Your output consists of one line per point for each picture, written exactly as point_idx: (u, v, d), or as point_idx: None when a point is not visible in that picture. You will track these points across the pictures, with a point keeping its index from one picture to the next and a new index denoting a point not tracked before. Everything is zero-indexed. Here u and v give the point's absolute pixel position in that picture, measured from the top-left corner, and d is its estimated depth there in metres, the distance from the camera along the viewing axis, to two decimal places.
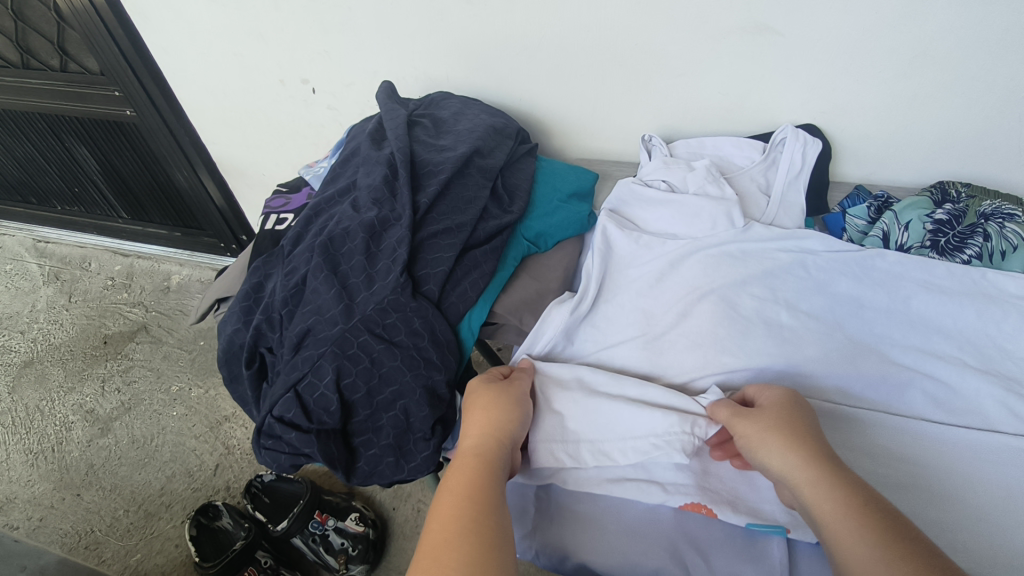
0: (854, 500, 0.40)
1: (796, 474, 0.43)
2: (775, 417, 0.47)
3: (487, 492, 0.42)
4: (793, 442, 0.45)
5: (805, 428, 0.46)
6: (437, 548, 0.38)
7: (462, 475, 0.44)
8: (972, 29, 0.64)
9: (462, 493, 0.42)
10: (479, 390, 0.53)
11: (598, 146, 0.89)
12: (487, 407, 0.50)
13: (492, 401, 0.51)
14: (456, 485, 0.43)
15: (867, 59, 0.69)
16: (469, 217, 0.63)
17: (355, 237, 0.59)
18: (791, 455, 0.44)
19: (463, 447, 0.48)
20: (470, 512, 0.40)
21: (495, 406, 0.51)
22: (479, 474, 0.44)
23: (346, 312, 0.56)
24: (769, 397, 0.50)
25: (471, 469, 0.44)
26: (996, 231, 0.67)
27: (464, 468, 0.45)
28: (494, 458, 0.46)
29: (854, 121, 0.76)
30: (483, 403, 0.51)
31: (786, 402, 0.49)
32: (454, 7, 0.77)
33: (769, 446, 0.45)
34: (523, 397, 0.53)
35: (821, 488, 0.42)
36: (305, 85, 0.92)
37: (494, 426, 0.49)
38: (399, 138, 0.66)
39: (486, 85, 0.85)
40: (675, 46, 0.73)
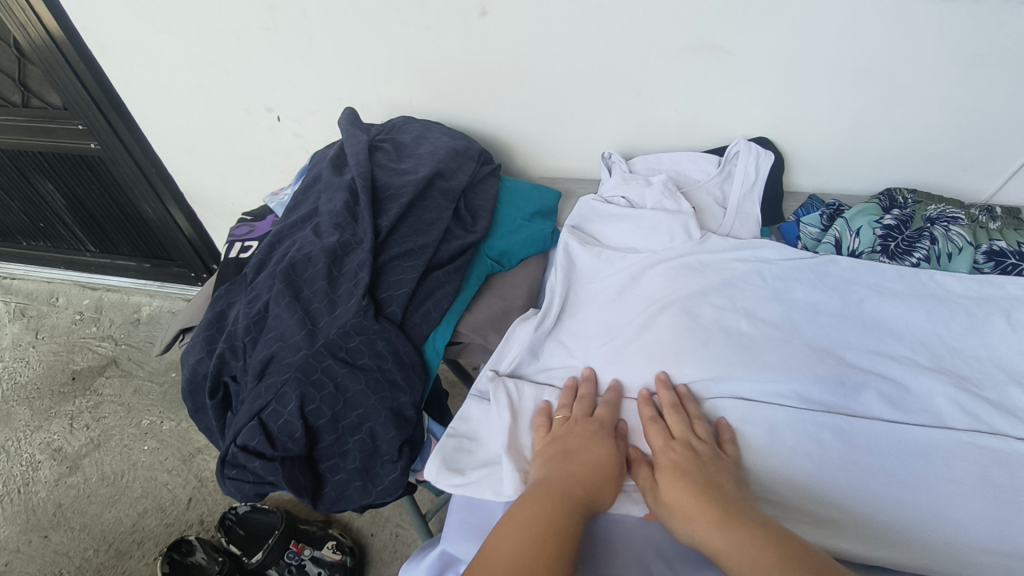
0: (755, 550, 0.40)
1: (707, 546, 0.43)
2: (677, 492, 0.48)
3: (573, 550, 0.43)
4: (694, 518, 0.45)
5: (698, 493, 0.47)
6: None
7: (556, 518, 0.44)
8: (905, 42, 0.67)
9: (556, 541, 0.42)
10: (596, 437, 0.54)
11: (561, 165, 0.90)
12: (602, 466, 0.51)
13: (608, 462, 0.51)
14: (546, 527, 0.43)
15: (811, 74, 0.72)
16: (431, 238, 0.64)
17: (316, 262, 0.59)
18: (699, 527, 0.45)
19: (565, 487, 0.48)
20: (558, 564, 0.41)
21: (609, 468, 0.51)
22: (572, 527, 0.44)
23: (309, 337, 0.56)
24: (664, 463, 0.51)
25: (567, 518, 0.45)
26: (942, 234, 0.70)
27: (559, 513, 0.45)
28: (587, 515, 0.46)
29: (804, 134, 0.79)
30: (599, 457, 0.51)
31: (676, 467, 0.50)
32: (412, 34, 0.78)
33: (683, 525, 0.46)
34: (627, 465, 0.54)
35: (728, 554, 0.42)
36: (270, 113, 0.93)
37: (602, 486, 0.49)
38: (359, 163, 0.67)
39: (448, 109, 0.87)
40: (629, 66, 0.76)
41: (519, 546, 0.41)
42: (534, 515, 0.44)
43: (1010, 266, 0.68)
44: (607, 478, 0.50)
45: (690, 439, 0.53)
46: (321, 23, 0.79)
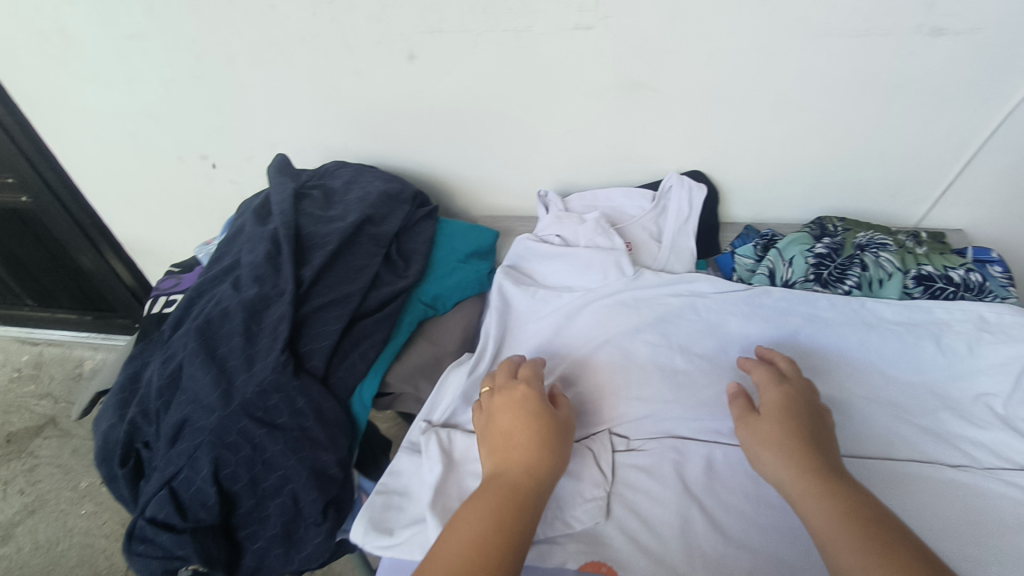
0: (842, 512, 0.43)
1: (793, 486, 0.46)
2: (779, 428, 0.49)
3: (518, 549, 0.42)
4: (787, 456, 0.47)
5: (803, 436, 0.48)
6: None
7: (498, 521, 0.43)
8: (823, 75, 0.68)
9: (498, 548, 0.41)
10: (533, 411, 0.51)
11: (501, 203, 0.90)
12: (539, 439, 0.49)
13: (544, 433, 0.50)
14: (486, 532, 0.42)
15: (737, 108, 0.73)
16: (357, 286, 0.62)
17: (234, 317, 0.57)
18: (790, 470, 0.47)
19: (507, 479, 0.47)
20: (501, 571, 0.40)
21: (549, 443, 0.49)
22: (519, 525, 0.43)
23: (223, 397, 0.53)
24: (769, 398, 0.52)
25: (509, 517, 0.44)
26: (872, 260, 0.71)
27: (502, 513, 0.44)
28: (531, 503, 0.45)
29: (735, 166, 0.79)
30: (536, 428, 0.50)
31: (782, 403, 0.51)
32: (341, 78, 0.77)
33: (769, 458, 0.48)
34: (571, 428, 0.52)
35: (812, 501, 0.44)
36: (205, 161, 0.91)
37: (543, 462, 0.48)
38: (284, 211, 0.65)
39: (384, 152, 0.86)
40: (560, 105, 0.76)
41: (460, 558, 0.40)
42: (474, 519, 0.43)
43: (938, 290, 0.68)
44: (548, 448, 0.49)
45: (798, 382, 0.54)
46: (249, 70, 0.78)
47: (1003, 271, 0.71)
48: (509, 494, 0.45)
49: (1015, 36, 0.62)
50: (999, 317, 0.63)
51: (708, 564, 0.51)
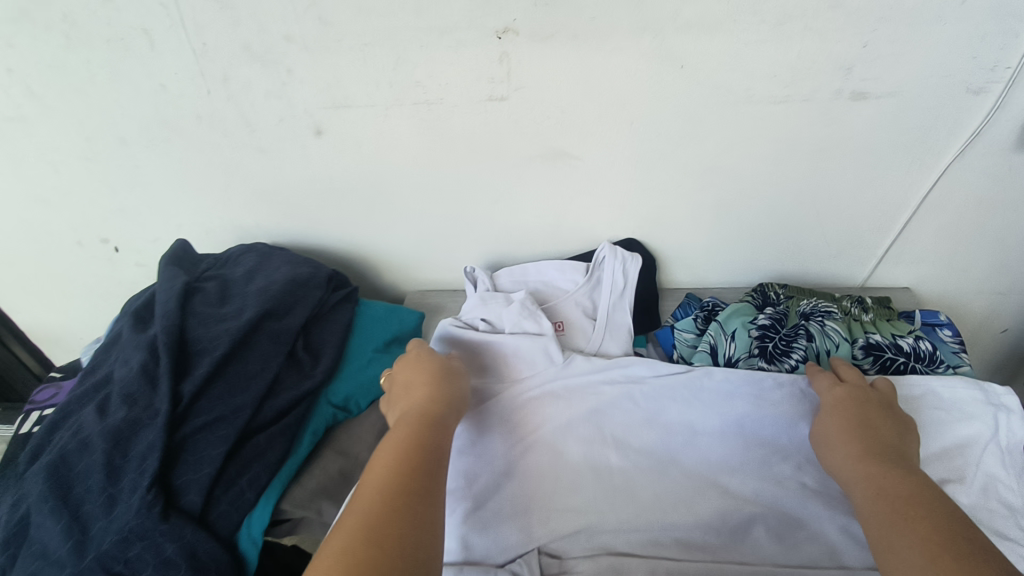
0: (874, 487, 0.44)
1: (842, 474, 0.49)
2: (832, 428, 0.53)
3: (439, 460, 0.44)
4: (837, 450, 0.50)
5: (853, 429, 0.51)
6: (389, 507, 0.38)
7: (418, 438, 0.45)
8: (751, 140, 0.65)
9: (405, 449, 0.43)
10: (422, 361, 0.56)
11: (431, 276, 0.85)
12: (430, 377, 0.53)
13: (434, 372, 0.54)
14: (409, 446, 0.44)
15: (666, 174, 0.69)
16: (250, 396, 0.55)
17: (95, 450, 0.49)
18: (841, 462, 0.49)
19: (419, 410, 0.49)
20: (431, 477, 0.41)
21: (442, 380, 0.53)
22: (426, 434, 0.46)
23: (75, 551, 0.46)
24: (830, 400, 0.56)
25: (426, 433, 0.46)
26: (818, 330, 0.66)
27: (421, 433, 0.45)
28: (445, 425, 0.48)
29: (670, 232, 0.76)
30: (436, 375, 0.54)
31: (839, 405, 0.54)
32: (245, 156, 0.71)
33: (829, 454, 0.51)
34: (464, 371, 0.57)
35: (854, 484, 0.47)
36: (107, 245, 0.83)
37: (448, 397, 0.51)
38: (166, 314, 0.58)
39: (300, 229, 0.80)
40: (481, 177, 0.71)
41: (391, 471, 0.41)
42: (396, 440, 0.44)
43: (888, 361, 0.64)
44: (453, 391, 0.53)
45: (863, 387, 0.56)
46: (144, 151, 0.72)
47: (953, 334, 0.67)
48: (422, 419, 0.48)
49: (942, 98, 0.60)
50: (952, 393, 0.59)
51: None
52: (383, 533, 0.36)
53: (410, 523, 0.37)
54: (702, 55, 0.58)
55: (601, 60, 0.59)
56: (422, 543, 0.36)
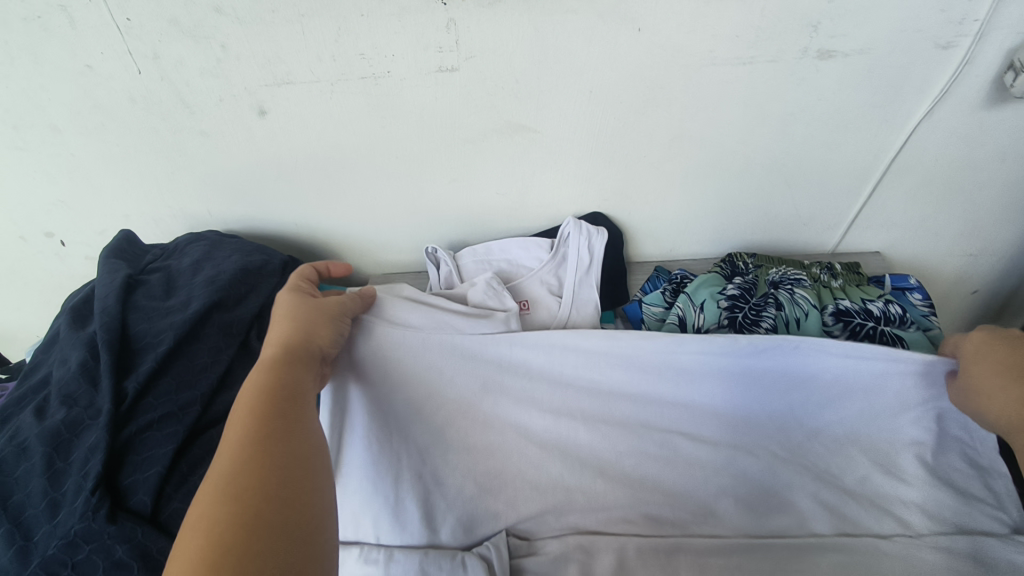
0: None
1: (1008, 421, 0.45)
2: (990, 374, 0.48)
3: (297, 405, 0.40)
4: (997, 398, 0.46)
5: (1015, 370, 0.46)
6: (239, 470, 0.33)
7: (267, 386, 0.40)
8: (715, 104, 0.63)
9: (264, 390, 0.40)
10: (285, 301, 0.51)
11: (395, 259, 0.82)
12: (289, 314, 0.49)
13: (292, 309, 0.49)
14: (257, 397, 0.39)
15: (630, 145, 0.67)
16: (200, 391, 0.53)
17: (33, 454, 0.47)
18: (1008, 409, 0.45)
19: (278, 347, 0.45)
20: (288, 418, 0.38)
21: (302, 313, 0.49)
22: (289, 372, 0.42)
23: (18, 557, 0.44)
24: (971, 347, 0.51)
25: (285, 369, 0.42)
26: (787, 298, 0.65)
27: (270, 379, 0.41)
28: (301, 366, 0.44)
29: (636, 205, 0.74)
30: (287, 311, 0.49)
31: (992, 346, 0.49)
32: (189, 140, 0.68)
33: (987, 402, 0.47)
34: (333, 306, 0.52)
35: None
36: (51, 238, 0.79)
37: (301, 333, 0.47)
38: (105, 310, 0.55)
39: (254, 216, 0.77)
40: (437, 154, 0.68)
41: (246, 416, 0.37)
42: (255, 383, 0.41)
43: (858, 326, 0.63)
44: (310, 324, 0.48)
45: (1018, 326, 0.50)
46: (79, 138, 0.68)
47: (923, 298, 0.66)
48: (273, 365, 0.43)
49: (910, 54, 0.58)
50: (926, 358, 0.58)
51: None
52: (240, 486, 0.32)
53: (270, 472, 0.34)
54: (660, 16, 0.55)
55: (554, 26, 0.56)
56: (287, 480, 0.34)
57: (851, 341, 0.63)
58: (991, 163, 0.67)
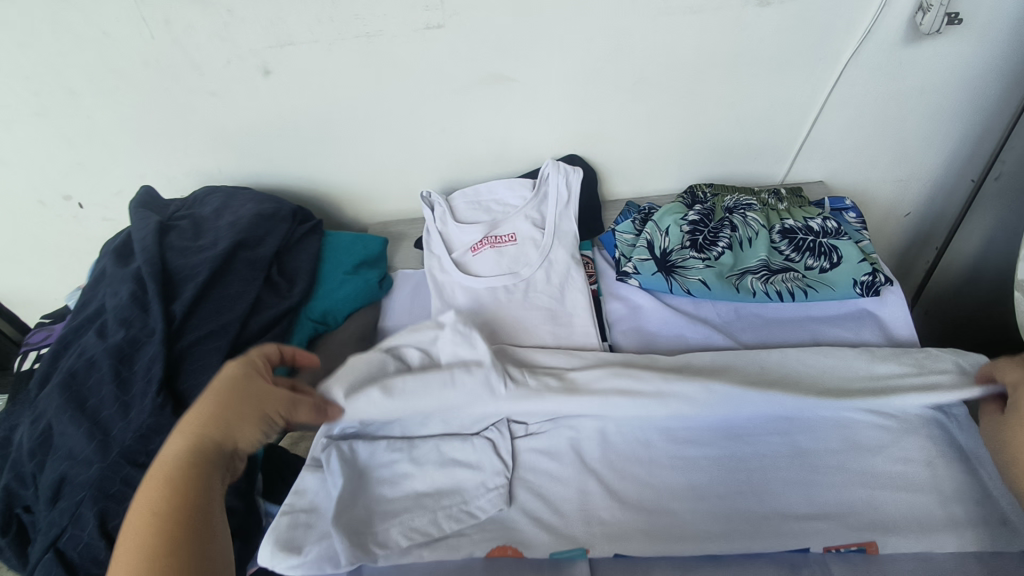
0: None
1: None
2: None
3: (194, 532, 0.38)
4: None
5: None
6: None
7: (164, 505, 0.38)
8: (672, 50, 0.71)
9: (163, 514, 0.38)
10: (219, 385, 0.45)
11: (391, 208, 0.90)
12: (216, 405, 0.43)
13: (222, 399, 0.44)
14: (150, 525, 0.37)
15: (598, 91, 0.75)
16: (236, 314, 0.61)
17: (102, 366, 0.55)
18: None
19: (190, 447, 0.41)
20: (181, 550, 0.37)
21: (229, 405, 0.44)
22: (194, 489, 0.39)
23: (101, 449, 0.53)
24: None
25: (190, 485, 0.39)
26: (740, 220, 0.76)
27: (162, 500, 0.38)
28: (209, 471, 0.41)
29: (607, 146, 0.82)
30: (216, 394, 0.44)
31: None
32: (199, 100, 0.74)
33: None
34: (272, 394, 0.45)
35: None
36: (69, 201, 0.86)
37: (218, 430, 0.42)
38: (146, 249, 0.63)
39: (260, 172, 0.84)
40: (427, 105, 0.76)
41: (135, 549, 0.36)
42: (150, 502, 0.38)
43: (801, 240, 0.74)
44: (236, 414, 0.43)
45: None
46: (95, 102, 0.74)
47: (857, 216, 0.77)
48: (176, 473, 0.40)
49: None
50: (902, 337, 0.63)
51: (606, 531, 0.54)
52: None
53: None
54: None
55: None
56: None
57: (795, 253, 0.73)
58: (912, 95, 0.77)
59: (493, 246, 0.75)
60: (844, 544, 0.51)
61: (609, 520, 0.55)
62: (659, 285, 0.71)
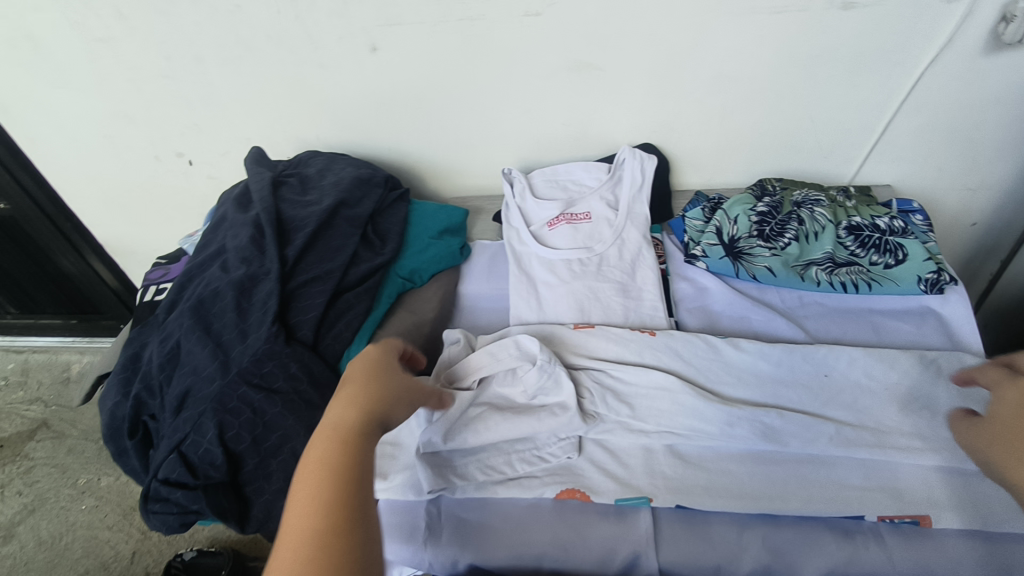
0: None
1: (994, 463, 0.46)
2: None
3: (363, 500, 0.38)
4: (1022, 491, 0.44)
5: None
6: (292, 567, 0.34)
7: (338, 473, 0.39)
8: (755, 46, 0.75)
9: (338, 483, 0.38)
10: (364, 369, 0.47)
11: (470, 183, 0.96)
12: (370, 385, 0.45)
13: (375, 383, 0.46)
14: (328, 493, 0.37)
15: (679, 82, 0.79)
16: (338, 263, 0.68)
17: (225, 296, 0.62)
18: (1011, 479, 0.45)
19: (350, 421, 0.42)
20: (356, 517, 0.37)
21: (381, 389, 0.45)
22: (360, 460, 0.40)
23: (222, 367, 0.59)
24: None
25: (355, 453, 0.40)
26: (808, 215, 0.78)
27: (333, 467, 0.39)
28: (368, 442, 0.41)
29: (681, 137, 0.86)
30: (367, 374, 0.46)
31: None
32: (309, 72, 0.81)
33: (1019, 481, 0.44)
34: (411, 387, 0.48)
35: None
36: (181, 158, 0.94)
37: (379, 403, 0.44)
38: (263, 199, 0.70)
39: (354, 141, 0.91)
40: (516, 86, 0.81)
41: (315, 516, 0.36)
42: (320, 471, 0.39)
43: (867, 237, 0.76)
44: (389, 397, 0.45)
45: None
46: (218, 68, 0.82)
47: (924, 219, 0.78)
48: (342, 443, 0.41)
49: (917, 7, 0.70)
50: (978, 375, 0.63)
51: (667, 484, 0.58)
52: None
53: None
54: None
55: None
56: None
57: (861, 249, 0.76)
58: (987, 104, 0.79)
59: (569, 222, 0.80)
60: (896, 516, 0.54)
61: (670, 474, 0.59)
62: (725, 269, 0.75)
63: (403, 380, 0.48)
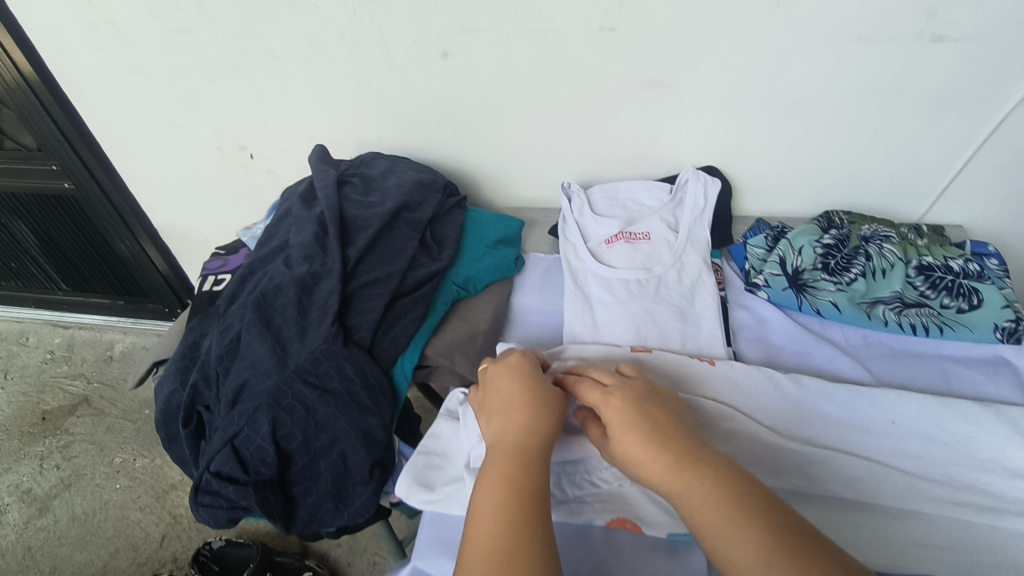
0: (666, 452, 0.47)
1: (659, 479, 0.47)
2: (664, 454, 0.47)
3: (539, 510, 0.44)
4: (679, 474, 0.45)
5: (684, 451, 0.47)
6: (485, 574, 0.40)
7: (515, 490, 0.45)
8: (833, 75, 0.73)
9: (514, 499, 0.44)
10: (519, 385, 0.53)
11: (525, 195, 0.95)
12: (532, 401, 0.51)
13: (535, 398, 0.52)
14: (509, 504, 0.44)
15: (751, 106, 0.78)
16: (397, 266, 0.67)
17: (287, 291, 0.62)
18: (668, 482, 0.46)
19: (518, 443, 0.48)
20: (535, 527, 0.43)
21: (541, 406, 0.51)
22: (533, 477, 0.46)
23: (280, 363, 0.58)
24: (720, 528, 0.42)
25: (526, 471, 0.46)
26: (876, 251, 0.76)
27: (510, 485, 0.45)
28: (535, 461, 0.47)
29: (747, 162, 0.85)
30: (526, 392, 0.52)
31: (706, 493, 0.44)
32: (377, 74, 0.82)
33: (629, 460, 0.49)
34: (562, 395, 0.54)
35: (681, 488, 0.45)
36: (243, 151, 0.96)
37: (541, 421, 0.50)
38: (328, 197, 0.70)
39: (414, 144, 0.91)
40: (583, 100, 0.80)
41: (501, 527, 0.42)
42: (499, 488, 0.45)
43: (938, 279, 0.73)
44: (547, 410, 0.51)
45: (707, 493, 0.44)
46: (289, 65, 0.83)
47: (999, 263, 0.75)
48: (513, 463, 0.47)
49: (1012, 44, 0.67)
50: None
51: None
52: None
53: None
54: None
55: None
56: None
57: (931, 291, 0.73)
58: None
59: (628, 241, 0.78)
60: None
61: None
62: (788, 301, 0.73)
63: (553, 391, 0.53)
